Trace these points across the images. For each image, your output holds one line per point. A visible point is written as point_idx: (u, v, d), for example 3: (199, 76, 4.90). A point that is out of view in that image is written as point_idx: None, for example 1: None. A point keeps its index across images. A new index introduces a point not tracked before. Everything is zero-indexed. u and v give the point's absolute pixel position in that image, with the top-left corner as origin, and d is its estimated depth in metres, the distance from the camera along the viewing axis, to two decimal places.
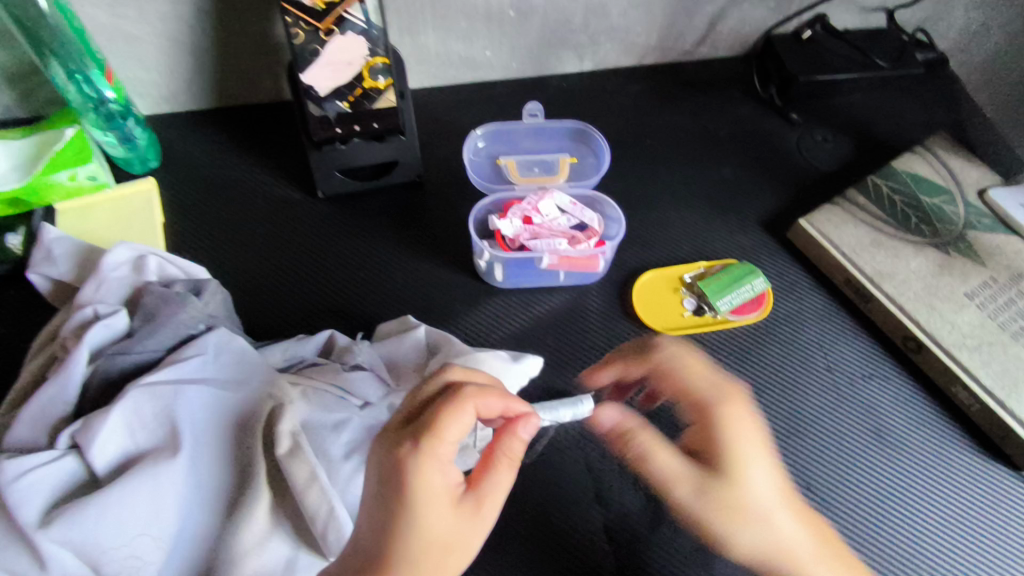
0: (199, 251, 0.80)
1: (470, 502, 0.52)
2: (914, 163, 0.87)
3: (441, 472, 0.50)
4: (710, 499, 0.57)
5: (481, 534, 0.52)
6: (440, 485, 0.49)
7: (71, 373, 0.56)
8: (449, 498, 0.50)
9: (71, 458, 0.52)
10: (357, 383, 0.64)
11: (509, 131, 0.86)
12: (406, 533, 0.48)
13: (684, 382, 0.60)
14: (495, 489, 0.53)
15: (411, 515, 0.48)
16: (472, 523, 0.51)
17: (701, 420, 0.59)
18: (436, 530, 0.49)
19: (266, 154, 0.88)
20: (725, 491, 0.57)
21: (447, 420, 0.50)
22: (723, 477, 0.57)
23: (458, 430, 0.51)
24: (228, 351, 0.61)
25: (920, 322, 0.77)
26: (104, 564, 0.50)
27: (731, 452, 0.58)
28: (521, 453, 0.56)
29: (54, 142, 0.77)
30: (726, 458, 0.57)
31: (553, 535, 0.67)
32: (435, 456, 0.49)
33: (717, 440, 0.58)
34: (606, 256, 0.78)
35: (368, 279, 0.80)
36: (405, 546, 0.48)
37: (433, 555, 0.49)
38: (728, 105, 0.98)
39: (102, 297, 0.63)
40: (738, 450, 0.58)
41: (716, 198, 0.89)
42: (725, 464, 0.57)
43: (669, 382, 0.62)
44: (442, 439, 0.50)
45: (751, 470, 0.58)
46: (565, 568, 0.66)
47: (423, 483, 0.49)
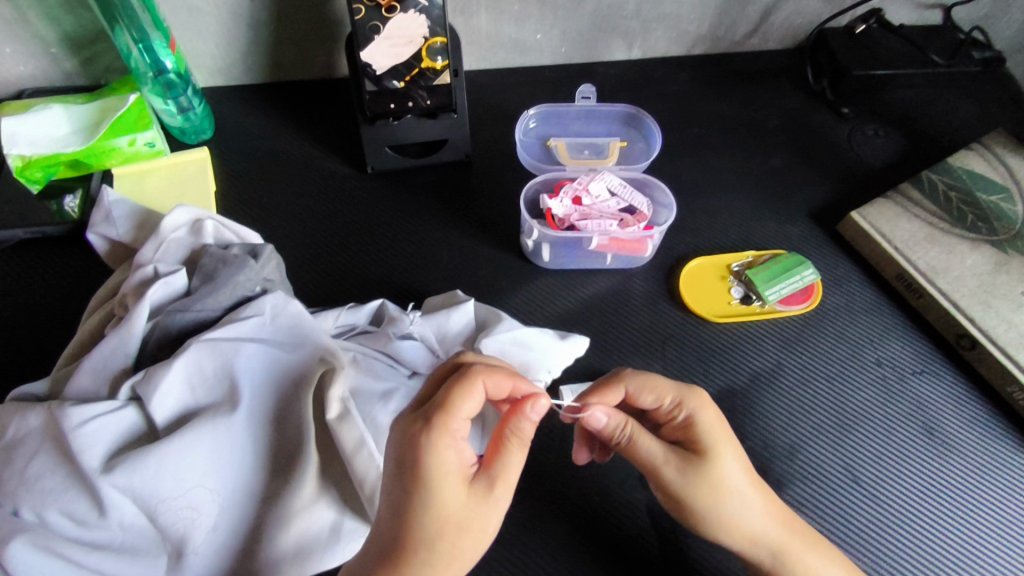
0: (249, 219, 0.81)
1: (483, 483, 0.51)
2: (970, 159, 0.85)
3: (456, 450, 0.49)
4: (693, 479, 0.56)
5: (495, 515, 0.51)
6: (455, 463, 0.49)
7: (132, 327, 0.57)
8: (462, 477, 0.50)
9: (132, 409, 0.53)
10: (405, 351, 0.66)
11: (560, 113, 0.87)
12: (424, 512, 0.48)
13: (661, 384, 0.60)
14: (508, 470, 0.52)
15: (429, 494, 0.48)
16: (485, 504, 0.50)
17: (676, 407, 0.59)
18: (452, 509, 0.48)
19: (315, 129, 0.89)
20: (702, 471, 0.56)
21: (457, 398, 0.50)
22: (704, 457, 0.57)
23: (471, 407, 0.51)
24: (285, 316, 0.60)
25: (976, 319, 0.75)
26: (160, 514, 0.50)
27: (712, 434, 0.58)
28: (532, 434, 0.53)
29: (115, 108, 0.79)
30: (704, 439, 0.57)
31: (595, 518, 0.67)
32: (448, 433, 0.48)
33: (701, 430, 0.58)
34: (654, 240, 0.77)
35: (414, 254, 0.80)
36: (423, 526, 0.48)
37: (451, 535, 0.49)
38: (778, 97, 0.96)
39: (161, 257, 0.64)
40: (716, 432, 0.58)
41: (764, 189, 0.88)
42: (704, 445, 0.57)
43: (649, 388, 0.60)
44: (453, 416, 0.49)
45: (727, 450, 0.58)
46: (611, 546, 0.65)
47: (440, 461, 0.48)
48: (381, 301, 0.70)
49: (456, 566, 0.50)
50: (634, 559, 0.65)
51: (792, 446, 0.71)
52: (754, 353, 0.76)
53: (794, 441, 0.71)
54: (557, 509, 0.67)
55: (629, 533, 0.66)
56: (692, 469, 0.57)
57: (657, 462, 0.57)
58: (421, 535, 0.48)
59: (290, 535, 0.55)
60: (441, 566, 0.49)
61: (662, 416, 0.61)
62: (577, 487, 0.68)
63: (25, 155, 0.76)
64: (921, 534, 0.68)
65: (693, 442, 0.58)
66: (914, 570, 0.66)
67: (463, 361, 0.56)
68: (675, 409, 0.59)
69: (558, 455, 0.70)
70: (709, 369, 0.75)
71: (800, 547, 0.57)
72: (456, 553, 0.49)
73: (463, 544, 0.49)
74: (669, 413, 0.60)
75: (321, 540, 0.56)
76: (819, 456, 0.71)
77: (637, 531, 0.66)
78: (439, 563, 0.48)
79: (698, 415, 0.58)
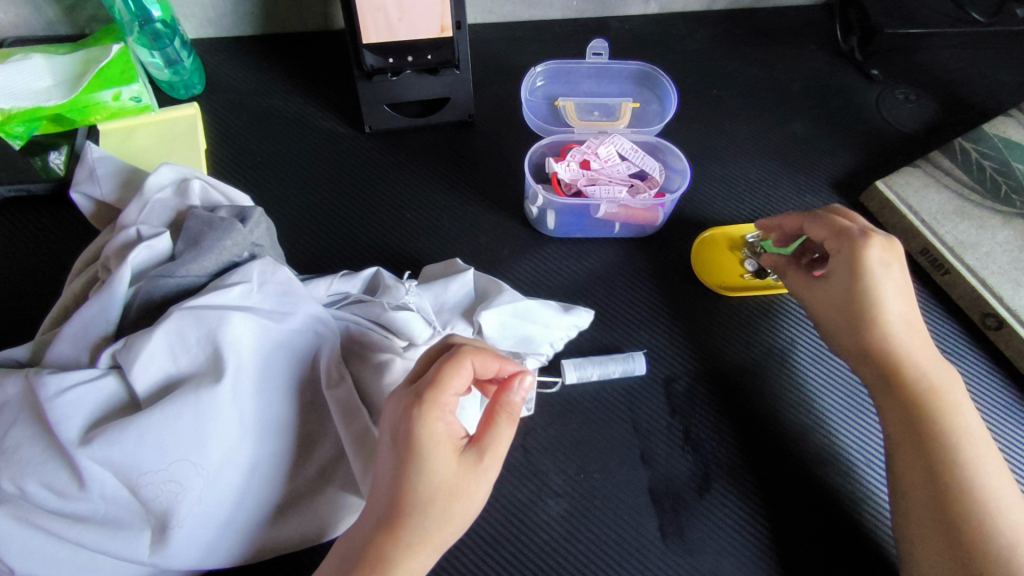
0: (239, 180, 0.78)
1: (472, 454, 0.48)
2: (1008, 127, 0.79)
3: (446, 422, 0.47)
4: (836, 311, 0.60)
5: (486, 487, 0.48)
6: (444, 435, 0.47)
7: (113, 292, 0.54)
8: (451, 447, 0.47)
9: (112, 378, 0.50)
10: (401, 322, 0.61)
11: (569, 71, 0.81)
12: (414, 478, 0.46)
13: (826, 228, 0.61)
14: (499, 443, 0.48)
15: (420, 462, 0.46)
16: (476, 475, 0.48)
17: (831, 242, 0.60)
18: (442, 478, 0.46)
19: (310, 83, 0.84)
20: (845, 305, 0.59)
21: (449, 371, 0.48)
22: (851, 293, 0.58)
23: (462, 382, 0.48)
24: (273, 281, 0.57)
25: (1003, 298, 0.71)
26: (143, 488, 0.48)
27: (862, 280, 0.57)
28: (523, 409, 0.49)
29: (98, 58, 0.74)
30: (846, 280, 0.58)
31: (738, 414, 0.68)
32: (436, 406, 0.46)
33: (849, 273, 0.58)
34: (665, 209, 0.73)
35: (414, 218, 0.76)
36: (416, 496, 0.46)
37: (443, 503, 0.46)
38: (803, 56, 0.90)
39: (146, 219, 0.61)
40: (868, 279, 0.57)
41: (784, 155, 0.83)
42: (848, 282, 0.58)
43: (814, 229, 0.62)
44: (442, 390, 0.47)
45: (877, 292, 0.57)
46: (742, 436, 0.67)
47: (428, 430, 0.46)
48: (375, 268, 0.66)
49: (447, 531, 0.47)
50: (759, 451, 0.66)
51: (847, 397, 0.70)
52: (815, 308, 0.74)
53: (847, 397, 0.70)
54: (698, 397, 0.68)
55: (634, 512, 0.63)
56: (832, 299, 0.60)
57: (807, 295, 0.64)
58: (411, 501, 0.46)
59: (291, 512, 0.56)
60: (435, 532, 0.46)
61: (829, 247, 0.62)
62: (585, 462, 0.65)
63: (5, 110, 0.71)
64: None
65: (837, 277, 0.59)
66: None
67: (454, 341, 0.53)
68: (833, 243, 0.60)
69: (561, 429, 0.66)
70: (774, 315, 0.73)
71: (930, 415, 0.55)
72: (449, 519, 0.47)
73: (456, 511, 0.47)
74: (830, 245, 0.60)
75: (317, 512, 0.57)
76: (875, 414, 0.69)
77: (639, 514, 0.63)
78: (434, 529, 0.46)
79: (849, 256, 0.58)
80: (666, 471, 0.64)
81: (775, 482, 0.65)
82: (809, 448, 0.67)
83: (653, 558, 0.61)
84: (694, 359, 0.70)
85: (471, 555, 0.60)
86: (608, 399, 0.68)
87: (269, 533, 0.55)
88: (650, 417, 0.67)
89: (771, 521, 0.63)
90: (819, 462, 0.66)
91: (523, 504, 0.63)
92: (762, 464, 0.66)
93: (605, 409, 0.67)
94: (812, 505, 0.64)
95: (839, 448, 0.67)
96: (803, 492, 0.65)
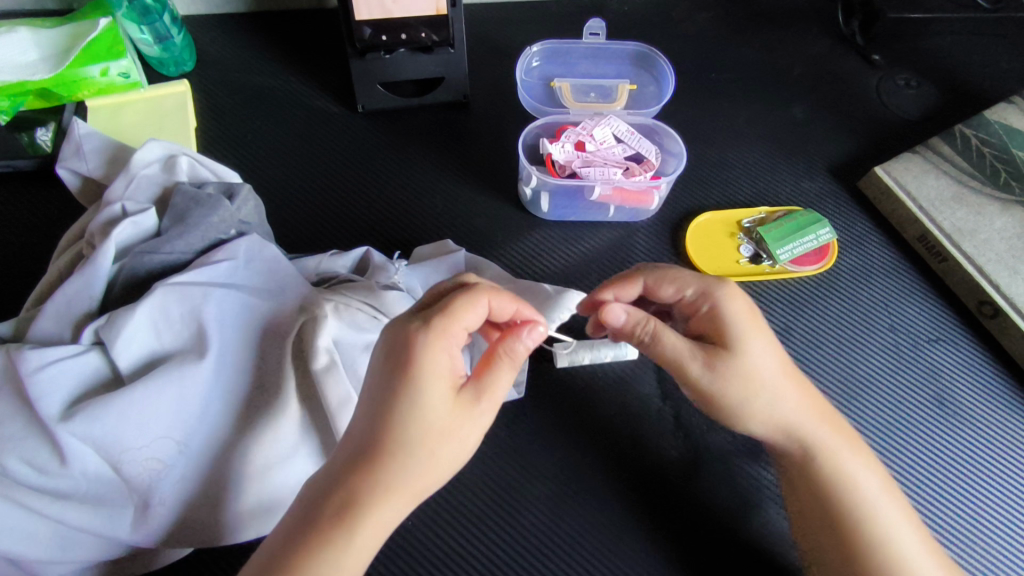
0: (229, 159, 0.76)
1: (469, 394, 0.49)
2: (1009, 113, 0.78)
3: (449, 354, 0.48)
4: (722, 371, 0.53)
5: (476, 429, 0.49)
6: (446, 366, 0.48)
7: (98, 267, 0.53)
8: (450, 382, 0.48)
9: (95, 354, 0.49)
10: (391, 304, 0.60)
11: (567, 52, 0.80)
12: (405, 410, 0.46)
13: (681, 279, 0.56)
14: (496, 387, 0.50)
15: (416, 390, 0.46)
16: (469, 416, 0.48)
17: (690, 295, 0.56)
18: (433, 413, 0.47)
19: (304, 61, 0.83)
20: (726, 360, 0.53)
21: (460, 304, 0.50)
22: (732, 345, 0.53)
23: (473, 317, 0.50)
24: (260, 259, 0.57)
25: (1000, 286, 0.70)
26: (125, 465, 0.48)
27: (736, 326, 0.53)
28: (524, 358, 0.52)
29: (87, 32, 0.72)
30: (728, 331, 0.53)
31: (634, 451, 0.65)
32: (445, 334, 0.48)
33: (724, 319, 0.54)
34: (661, 192, 0.72)
35: (405, 200, 0.75)
36: (404, 430, 0.46)
37: (431, 443, 0.46)
38: (804, 40, 0.89)
39: (131, 195, 0.60)
40: (740, 324, 0.54)
41: (782, 140, 0.82)
42: (730, 335, 0.53)
43: (670, 280, 0.57)
44: (454, 320, 0.49)
45: (754, 338, 0.54)
46: (642, 471, 0.64)
47: (431, 358, 0.47)
48: (365, 247, 0.65)
49: (428, 478, 0.47)
50: (662, 488, 0.64)
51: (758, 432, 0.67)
52: (797, 293, 0.73)
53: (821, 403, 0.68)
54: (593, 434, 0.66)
55: (619, 494, 0.63)
56: (715, 356, 0.53)
57: (681, 361, 0.54)
58: (397, 438, 0.46)
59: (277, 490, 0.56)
60: (416, 477, 0.46)
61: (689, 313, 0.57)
62: (575, 445, 0.65)
63: None
64: (931, 508, 0.64)
65: (717, 332, 0.54)
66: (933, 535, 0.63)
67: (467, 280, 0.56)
68: (699, 299, 0.55)
69: (550, 414, 0.66)
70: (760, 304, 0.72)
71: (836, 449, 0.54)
72: (435, 461, 0.47)
73: (442, 454, 0.47)
74: (693, 303, 0.56)
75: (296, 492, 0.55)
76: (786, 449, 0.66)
77: (624, 496, 0.63)
78: (415, 475, 0.46)
79: (723, 306, 0.54)
80: (654, 457, 0.65)
81: (698, 508, 0.63)
82: (737, 470, 0.65)
83: (639, 541, 0.61)
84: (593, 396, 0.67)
85: (460, 535, 0.61)
86: (599, 384, 0.68)
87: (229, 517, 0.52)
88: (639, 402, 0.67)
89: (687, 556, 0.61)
90: (751, 484, 0.65)
91: (511, 486, 0.63)
92: (670, 497, 0.63)
93: (594, 393, 0.68)
94: (729, 534, 0.62)
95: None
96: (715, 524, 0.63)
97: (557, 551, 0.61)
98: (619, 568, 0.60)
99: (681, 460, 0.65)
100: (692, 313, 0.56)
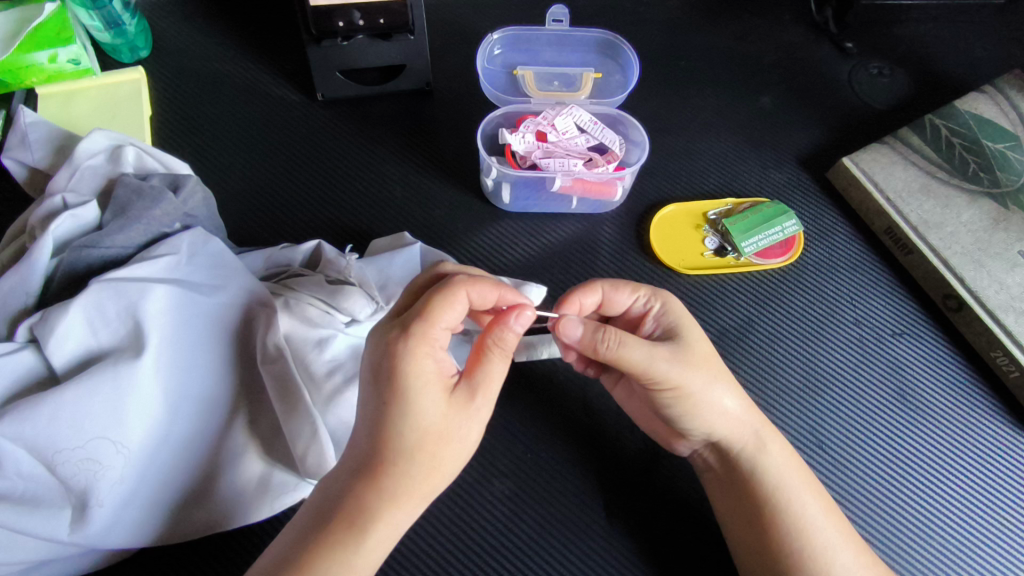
0: (184, 149, 0.75)
1: (463, 392, 0.48)
2: (979, 103, 0.77)
3: (435, 359, 0.47)
4: (686, 364, 0.54)
5: (476, 425, 0.48)
6: (433, 371, 0.46)
7: (34, 263, 0.51)
8: (442, 385, 0.47)
9: (28, 352, 0.48)
10: (343, 296, 0.59)
11: (529, 38, 0.78)
12: (402, 419, 0.45)
13: (634, 283, 0.58)
14: (490, 379, 0.49)
15: (405, 402, 0.45)
16: (466, 414, 0.47)
17: (643, 296, 0.58)
18: (431, 419, 0.46)
19: (263, 47, 0.81)
20: (687, 355, 0.54)
21: (440, 305, 0.48)
22: (689, 338, 0.56)
23: (453, 316, 0.48)
24: (203, 253, 0.55)
25: (964, 278, 0.69)
26: (59, 466, 0.46)
27: (688, 322, 0.57)
28: (515, 345, 0.50)
29: (33, 18, 0.70)
30: (679, 326, 0.56)
31: (592, 446, 0.64)
32: (426, 338, 0.46)
33: (677, 317, 0.57)
34: (624, 182, 0.71)
35: (366, 191, 0.74)
36: (401, 438, 0.45)
37: (432, 446, 0.46)
38: (776, 28, 0.87)
39: (75, 186, 0.58)
40: (687, 320, 0.57)
41: (751, 130, 0.81)
42: (682, 332, 0.56)
43: (625, 285, 0.58)
44: (435, 322, 0.47)
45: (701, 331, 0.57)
46: (600, 465, 0.64)
47: (417, 366, 0.46)
48: (318, 241, 0.64)
49: (436, 479, 0.47)
50: (622, 481, 0.63)
51: None
52: (763, 288, 0.72)
53: (781, 401, 0.67)
54: (552, 430, 0.65)
55: (577, 490, 0.62)
56: (676, 351, 0.54)
57: (650, 362, 0.52)
58: (396, 447, 0.45)
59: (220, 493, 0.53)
60: (422, 481, 0.46)
61: (635, 318, 0.60)
62: (534, 441, 0.64)
63: None
64: (887, 503, 0.64)
65: (670, 330, 0.57)
66: (888, 529, 0.63)
67: (443, 273, 0.53)
68: (650, 301, 0.58)
69: (510, 407, 0.65)
70: (721, 298, 0.71)
71: (781, 455, 0.56)
72: (437, 465, 0.46)
73: (445, 455, 0.47)
74: (644, 308, 0.58)
75: (247, 490, 0.54)
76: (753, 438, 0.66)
77: (584, 495, 0.62)
78: (421, 477, 0.46)
79: (673, 304, 0.58)
80: (616, 451, 0.64)
81: (656, 501, 0.62)
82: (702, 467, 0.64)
83: (596, 539, 0.61)
84: (550, 393, 0.67)
85: (415, 533, 0.60)
86: (559, 379, 0.67)
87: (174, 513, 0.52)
88: (600, 395, 0.67)
89: (644, 549, 0.61)
90: None
91: (468, 481, 0.62)
92: (629, 491, 0.63)
93: (554, 388, 0.67)
94: (691, 528, 0.62)
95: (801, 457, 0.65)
96: (676, 519, 0.62)
97: (514, 549, 0.60)
98: (576, 564, 0.60)
99: (644, 461, 0.64)
100: (643, 316, 0.59)
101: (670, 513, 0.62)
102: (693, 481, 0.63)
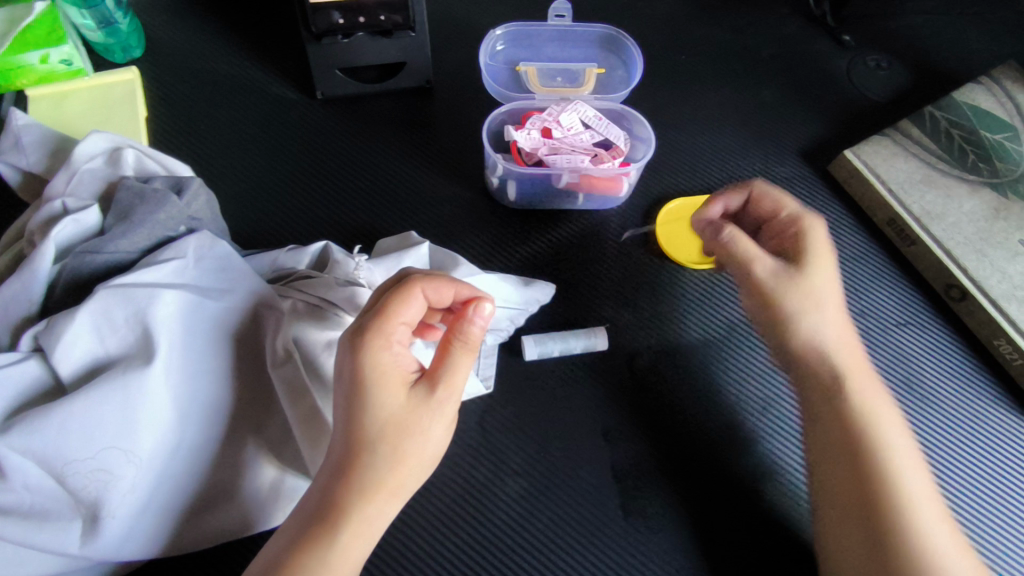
0: (181, 150, 0.73)
1: (424, 385, 0.46)
2: (977, 94, 0.78)
3: (392, 352, 0.46)
4: (787, 278, 0.56)
5: (440, 421, 0.47)
6: (389, 364, 0.46)
7: (37, 270, 0.50)
8: (400, 379, 0.46)
9: (34, 361, 0.47)
10: (355, 298, 0.57)
11: (531, 34, 0.77)
12: (363, 411, 0.45)
13: (777, 202, 0.60)
14: (454, 375, 0.47)
15: (366, 395, 0.45)
16: (426, 408, 0.46)
17: (782, 215, 0.60)
18: (390, 411, 0.45)
19: (261, 46, 0.80)
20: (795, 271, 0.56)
21: (395, 301, 0.47)
22: (809, 260, 0.57)
23: (412, 312, 0.48)
24: (210, 257, 0.54)
25: (967, 267, 0.70)
26: (69, 477, 0.45)
27: (815, 247, 0.57)
28: (480, 340, 0.48)
29: (23, 18, 0.69)
30: (806, 248, 0.57)
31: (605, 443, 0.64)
32: (380, 333, 0.46)
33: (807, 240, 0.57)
34: (630, 178, 0.71)
35: (368, 189, 0.73)
36: (365, 431, 0.45)
37: (393, 439, 0.45)
38: (774, 21, 0.87)
39: (74, 190, 0.56)
40: (820, 247, 0.57)
41: (753, 123, 0.81)
42: (804, 252, 0.57)
43: (767, 199, 0.61)
44: (390, 318, 0.46)
45: (832, 262, 0.57)
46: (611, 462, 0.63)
47: (372, 359, 0.45)
48: (324, 242, 0.64)
49: (402, 474, 0.45)
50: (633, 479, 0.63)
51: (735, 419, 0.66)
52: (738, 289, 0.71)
53: (772, 406, 0.67)
54: (564, 429, 0.64)
55: (590, 487, 0.62)
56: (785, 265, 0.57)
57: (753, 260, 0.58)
58: (362, 440, 0.45)
59: (231, 499, 0.53)
60: (387, 475, 0.45)
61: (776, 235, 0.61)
62: (546, 439, 0.64)
63: None
64: None
65: (796, 244, 0.58)
66: None
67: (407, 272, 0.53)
68: (790, 222, 0.59)
69: (522, 405, 0.65)
70: (703, 301, 0.71)
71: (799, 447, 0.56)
72: (400, 459, 0.45)
73: (406, 450, 0.45)
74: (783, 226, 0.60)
75: (259, 495, 0.54)
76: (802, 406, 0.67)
77: (598, 491, 0.62)
78: (385, 472, 0.45)
79: (811, 229, 0.58)
80: (625, 448, 0.64)
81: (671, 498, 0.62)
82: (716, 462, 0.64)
83: (610, 535, 0.60)
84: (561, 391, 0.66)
85: (429, 534, 0.59)
86: (568, 376, 0.66)
87: (185, 519, 0.51)
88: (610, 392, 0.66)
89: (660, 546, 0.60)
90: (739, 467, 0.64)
91: (481, 480, 0.62)
92: (644, 490, 0.62)
93: (564, 386, 0.66)
94: (709, 527, 0.61)
95: (795, 463, 0.64)
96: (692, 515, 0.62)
97: (529, 547, 0.60)
98: (591, 561, 0.59)
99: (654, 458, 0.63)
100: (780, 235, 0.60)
101: (705, 502, 0.62)
102: (722, 474, 0.63)
